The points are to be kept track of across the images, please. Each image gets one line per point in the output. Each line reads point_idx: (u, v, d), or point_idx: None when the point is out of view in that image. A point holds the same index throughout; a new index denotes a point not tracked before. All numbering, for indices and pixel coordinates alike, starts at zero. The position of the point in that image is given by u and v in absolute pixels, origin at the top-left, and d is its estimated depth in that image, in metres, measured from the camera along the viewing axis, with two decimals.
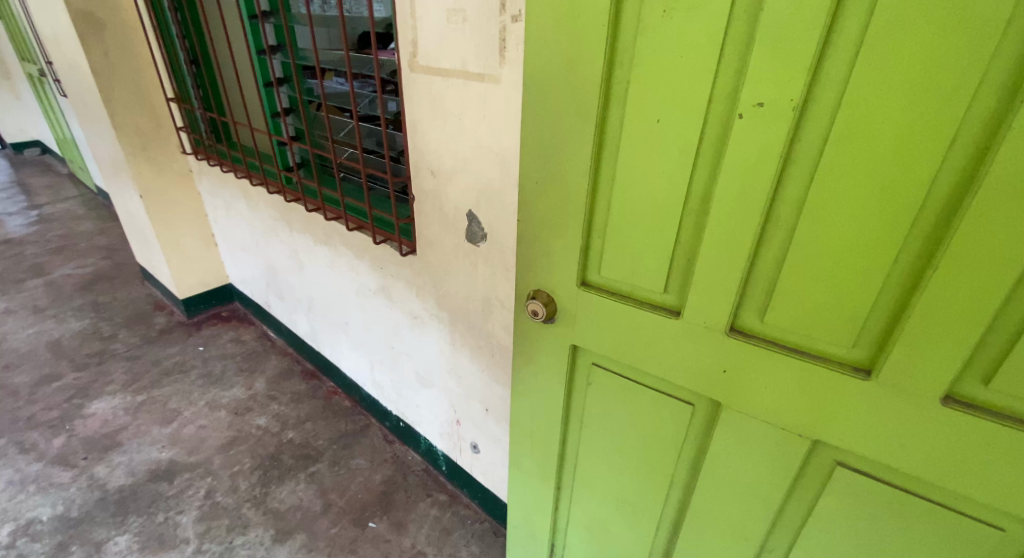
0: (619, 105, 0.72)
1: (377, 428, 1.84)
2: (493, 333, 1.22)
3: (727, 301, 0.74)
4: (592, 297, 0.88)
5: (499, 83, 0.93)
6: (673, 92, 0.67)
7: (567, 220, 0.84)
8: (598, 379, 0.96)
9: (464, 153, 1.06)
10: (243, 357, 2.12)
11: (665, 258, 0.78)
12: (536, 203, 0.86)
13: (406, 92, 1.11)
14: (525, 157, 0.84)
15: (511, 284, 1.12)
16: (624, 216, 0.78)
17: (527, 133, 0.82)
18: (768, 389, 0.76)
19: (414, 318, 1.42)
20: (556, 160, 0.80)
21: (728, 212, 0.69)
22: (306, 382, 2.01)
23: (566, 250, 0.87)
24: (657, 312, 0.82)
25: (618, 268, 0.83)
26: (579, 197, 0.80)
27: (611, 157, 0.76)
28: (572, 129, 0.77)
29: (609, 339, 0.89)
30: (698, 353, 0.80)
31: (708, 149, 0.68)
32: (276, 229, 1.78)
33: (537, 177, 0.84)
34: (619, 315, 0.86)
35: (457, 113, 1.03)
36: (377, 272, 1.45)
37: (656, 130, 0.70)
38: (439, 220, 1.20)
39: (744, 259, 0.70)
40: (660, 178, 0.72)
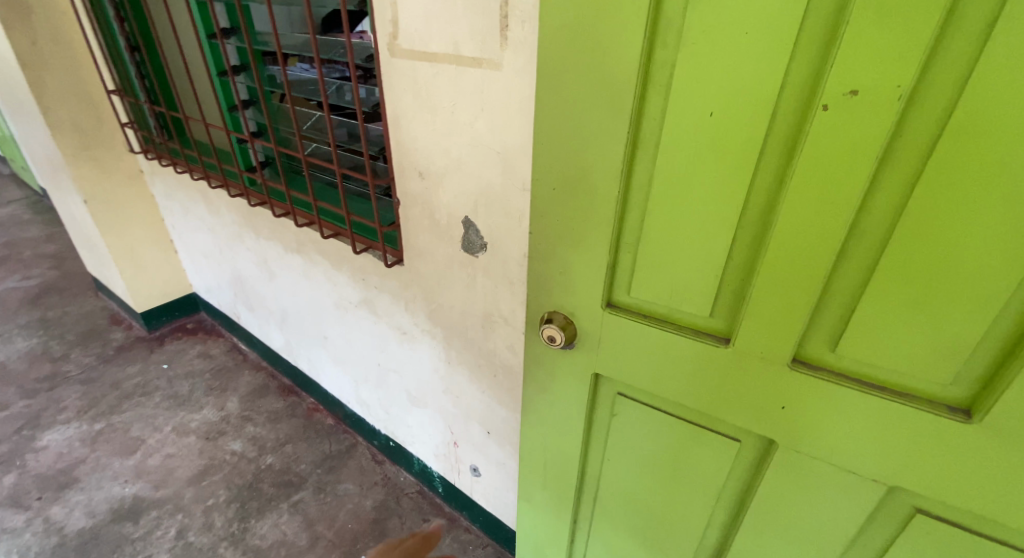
0: (660, 97, 0.59)
1: (364, 447, 1.70)
2: (495, 352, 1.09)
3: (792, 330, 0.62)
4: (621, 321, 0.75)
5: (500, 70, 0.79)
6: (733, 80, 0.53)
7: (591, 234, 0.71)
8: (624, 410, 0.84)
9: (457, 152, 0.91)
10: (212, 374, 1.94)
11: (713, 279, 0.65)
12: (552, 213, 0.73)
13: (386, 82, 0.95)
14: (538, 159, 0.70)
15: (516, 299, 0.98)
16: (662, 230, 0.65)
17: (541, 130, 0.68)
18: (836, 428, 0.65)
19: (403, 333, 1.28)
20: (578, 164, 0.67)
21: (800, 227, 0.56)
22: (283, 400, 1.85)
23: (589, 268, 0.73)
24: (701, 340, 0.70)
25: (654, 289, 0.70)
26: (607, 207, 0.67)
27: (646, 160, 0.63)
28: (599, 126, 0.63)
29: (639, 368, 0.77)
30: (751, 387, 0.69)
31: (774, 150, 0.55)
32: (242, 235, 1.60)
33: (553, 183, 0.70)
34: (653, 341, 0.74)
35: (449, 106, 0.88)
36: (358, 283, 1.30)
37: (708, 126, 0.57)
38: (429, 228, 1.05)
39: (816, 283, 0.58)
40: (711, 185, 0.59)
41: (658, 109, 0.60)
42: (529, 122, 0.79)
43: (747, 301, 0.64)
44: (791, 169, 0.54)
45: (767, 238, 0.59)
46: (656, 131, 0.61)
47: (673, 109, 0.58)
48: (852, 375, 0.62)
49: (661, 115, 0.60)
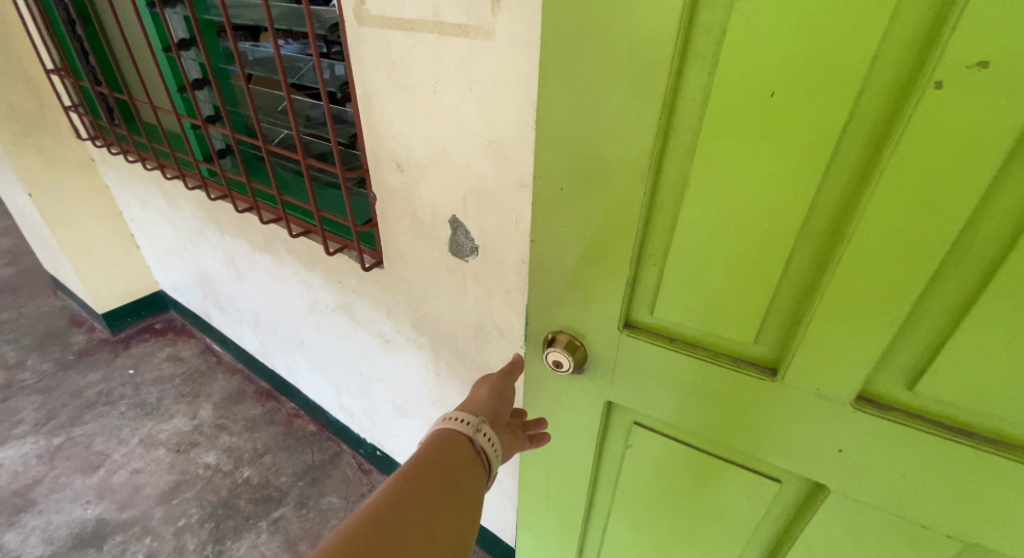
0: (703, 73, 0.46)
1: (350, 456, 1.58)
2: (489, 365, 0.96)
3: (860, 364, 0.50)
4: (641, 344, 0.63)
5: (492, 39, 0.64)
6: (807, 49, 0.41)
7: (606, 244, 0.58)
8: (642, 442, 0.72)
9: (442, 140, 0.78)
10: (183, 379, 1.80)
11: (760, 300, 0.53)
12: (558, 217, 0.60)
13: (354, 56, 0.80)
14: (542, 152, 0.57)
15: (513, 310, 0.85)
16: (699, 241, 0.52)
17: (546, 116, 0.54)
18: (908, 478, 0.54)
19: (386, 341, 1.15)
20: (592, 158, 0.54)
21: (885, 241, 0.44)
22: (261, 405, 1.72)
23: (603, 284, 0.61)
24: (741, 370, 0.58)
25: (684, 310, 0.58)
26: (628, 211, 0.54)
27: (682, 153, 0.50)
28: (621, 110, 0.50)
29: (661, 398, 0.65)
30: (800, 427, 0.57)
31: (854, 142, 0.43)
32: (206, 230, 1.45)
33: (559, 181, 0.57)
34: (680, 370, 0.62)
35: (430, 85, 0.74)
36: (334, 286, 1.16)
37: (767, 110, 0.44)
38: (411, 227, 0.91)
39: (899, 310, 0.46)
40: (767, 186, 0.47)
41: (700, 89, 0.47)
42: (527, 105, 0.66)
43: (804, 329, 0.51)
44: (880, 166, 0.42)
45: (837, 253, 0.47)
46: (697, 115, 0.48)
47: (720, 89, 0.45)
48: (930, 416, 0.51)
49: (703, 96, 0.47)
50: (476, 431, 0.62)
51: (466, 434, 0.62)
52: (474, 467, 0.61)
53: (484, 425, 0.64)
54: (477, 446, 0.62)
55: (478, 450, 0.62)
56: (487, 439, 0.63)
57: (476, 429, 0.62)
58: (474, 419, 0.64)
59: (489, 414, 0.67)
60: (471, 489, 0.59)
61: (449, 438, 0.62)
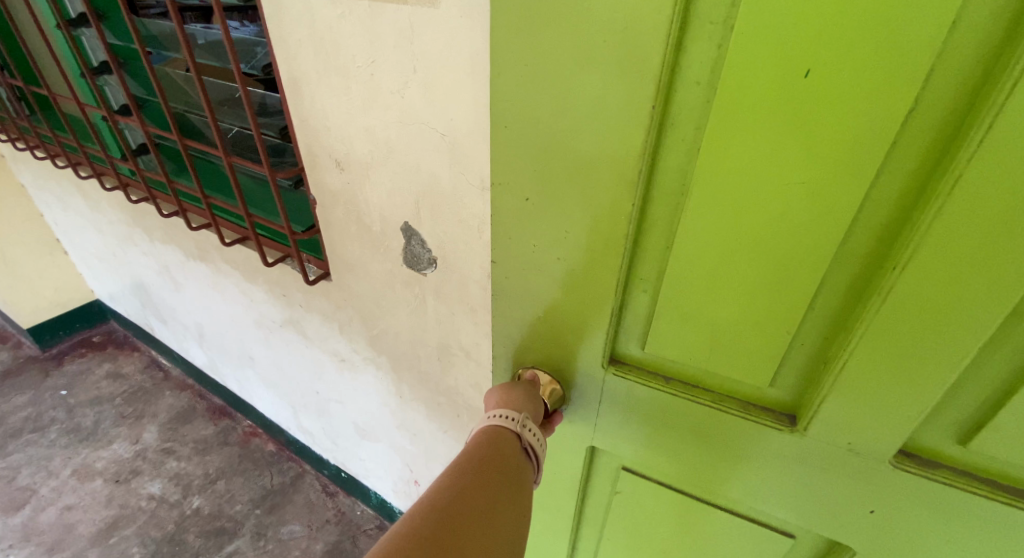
0: (710, 46, 0.34)
1: (313, 477, 1.39)
2: (456, 389, 0.84)
3: (906, 418, 0.40)
4: (629, 383, 0.51)
5: (438, 7, 0.52)
6: (859, 11, 0.29)
7: (586, 267, 0.46)
8: (635, 492, 0.61)
9: (385, 133, 0.64)
10: (125, 398, 1.63)
11: (779, 337, 0.42)
12: (523, 232, 0.48)
13: (275, 33, 0.66)
14: (500, 152, 0.44)
15: (480, 331, 0.73)
16: (703, 266, 0.41)
17: (504, 107, 0.42)
18: (958, 550, 0.44)
19: (341, 360, 1.01)
20: (565, 160, 0.41)
21: (951, 270, 0.33)
22: (213, 425, 1.54)
23: (583, 314, 0.49)
24: (754, 417, 0.47)
25: (683, 347, 0.46)
26: (612, 227, 0.42)
27: (681, 152, 0.38)
28: (601, 97, 0.37)
29: (656, 446, 0.54)
30: (823, 484, 0.47)
31: (915, 138, 0.32)
32: (135, 236, 1.29)
33: (524, 189, 0.45)
34: (676, 414, 0.50)
35: (367, 65, 0.61)
36: (279, 299, 1.02)
37: (798, 96, 0.32)
38: (358, 235, 0.78)
39: (965, 354, 0.35)
40: (795, 197, 0.35)
41: (705, 67, 0.35)
42: (484, 90, 0.53)
43: (835, 375, 0.40)
44: (951, 172, 0.31)
45: (885, 283, 0.35)
46: (701, 102, 0.36)
47: (733, 68, 0.33)
48: (991, 477, 0.40)
49: (710, 78, 0.35)
50: (523, 428, 0.49)
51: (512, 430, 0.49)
52: (524, 467, 0.48)
53: (529, 420, 0.50)
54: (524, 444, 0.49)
55: (526, 448, 0.49)
56: (535, 436, 0.50)
57: (524, 424, 0.49)
58: (517, 413, 0.50)
59: (532, 409, 0.53)
60: (526, 497, 0.46)
61: (493, 440, 0.48)
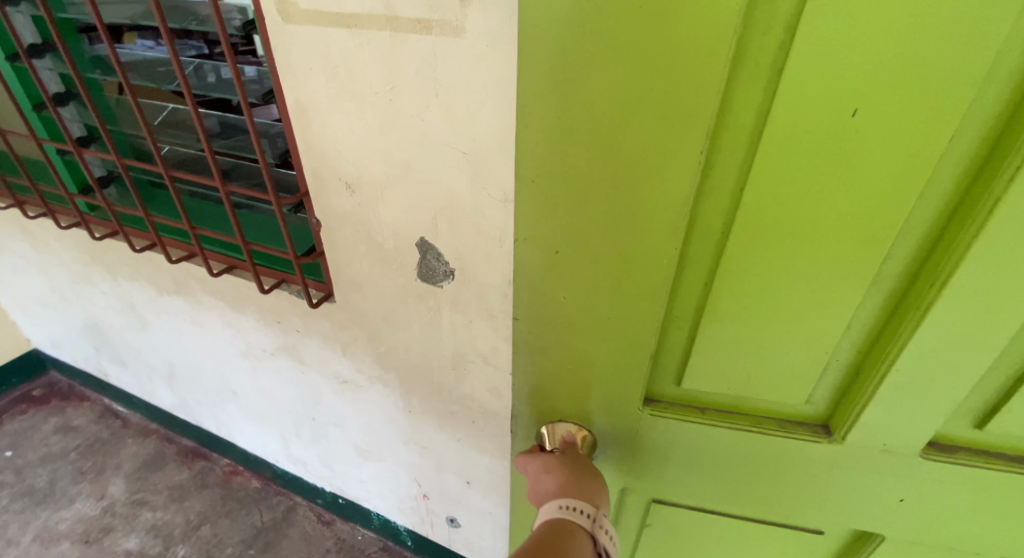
0: (757, 89, 0.37)
1: (306, 508, 1.36)
2: (472, 397, 0.86)
3: (943, 406, 0.46)
4: (668, 420, 0.54)
5: (463, 36, 0.56)
6: (903, 69, 0.33)
7: (625, 310, 0.47)
8: (667, 515, 0.64)
9: (402, 155, 0.67)
10: (81, 453, 1.51)
11: (820, 356, 0.46)
12: (550, 282, 0.48)
13: (282, 59, 0.67)
14: (529, 206, 0.44)
15: (499, 336, 0.77)
16: (750, 299, 0.44)
17: (537, 159, 0.42)
18: (965, 502, 0.52)
19: (342, 382, 1.00)
20: (605, 210, 0.42)
21: (981, 282, 0.38)
22: (187, 469, 1.46)
23: (623, 358, 0.50)
24: (796, 435, 0.52)
25: (724, 378, 0.50)
26: (654, 270, 0.43)
27: (723, 191, 0.41)
28: (643, 148, 0.38)
29: (697, 476, 0.58)
30: (851, 471, 0.52)
31: (946, 174, 0.37)
32: (94, 275, 1.22)
33: (553, 243, 0.46)
34: (719, 443, 0.54)
35: (385, 92, 0.63)
36: (272, 327, 1.01)
37: (845, 133, 0.35)
38: (368, 254, 0.79)
39: (994, 348, 0.41)
40: (842, 227, 0.39)
41: (750, 112, 0.38)
42: (510, 111, 0.58)
43: (876, 382, 0.46)
44: (985, 203, 0.36)
45: (923, 300, 0.41)
46: (745, 145, 0.39)
47: (782, 110, 0.36)
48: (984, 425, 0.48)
49: (755, 123, 0.38)
50: (598, 527, 0.49)
51: (587, 528, 0.49)
52: None
53: (605, 518, 0.51)
54: (599, 545, 0.49)
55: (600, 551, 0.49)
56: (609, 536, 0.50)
57: (599, 523, 0.50)
58: (594, 508, 0.51)
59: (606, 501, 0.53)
60: None
61: (567, 534, 0.48)
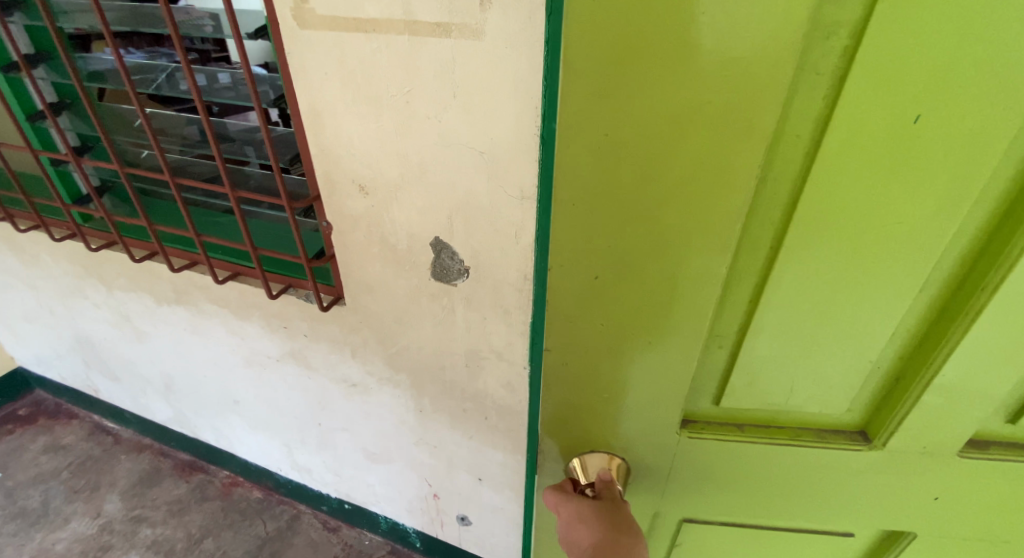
0: (812, 101, 0.35)
1: (310, 516, 1.35)
2: (485, 393, 0.88)
3: (982, 403, 0.46)
4: (707, 442, 0.51)
5: (482, 39, 0.58)
6: (970, 75, 0.32)
7: (671, 335, 0.43)
8: (696, 535, 0.61)
9: (418, 156, 0.69)
10: (73, 471, 1.47)
11: (861, 366, 0.46)
12: (586, 308, 0.44)
13: (296, 64, 0.68)
14: (568, 230, 0.40)
15: (514, 331, 0.78)
16: (799, 313, 0.42)
17: (579, 177, 0.37)
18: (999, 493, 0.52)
19: (351, 386, 1.01)
20: (654, 230, 0.38)
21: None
22: (185, 482, 1.44)
23: (661, 382, 0.47)
24: (836, 446, 0.50)
25: (766, 393, 0.48)
26: (704, 292, 0.40)
27: (774, 204, 0.39)
28: (701, 162, 0.35)
29: (729, 493, 0.56)
30: (889, 473, 0.52)
31: (1000, 177, 0.36)
32: (89, 287, 1.20)
33: (593, 267, 0.41)
34: (758, 459, 0.52)
35: (402, 94, 0.65)
36: (278, 333, 1.00)
37: (904, 139, 0.34)
38: (381, 255, 0.80)
39: None
40: (895, 237, 0.38)
41: (806, 123, 0.35)
42: (528, 111, 0.60)
43: (919, 389, 0.45)
44: None
45: (973, 303, 0.40)
46: (800, 155, 0.37)
47: (844, 118, 0.34)
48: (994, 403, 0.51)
49: (813, 132, 0.36)
50: None
51: None
52: None
53: None
54: None
55: None
56: None
57: None
58: None
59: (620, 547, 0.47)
60: None
61: None
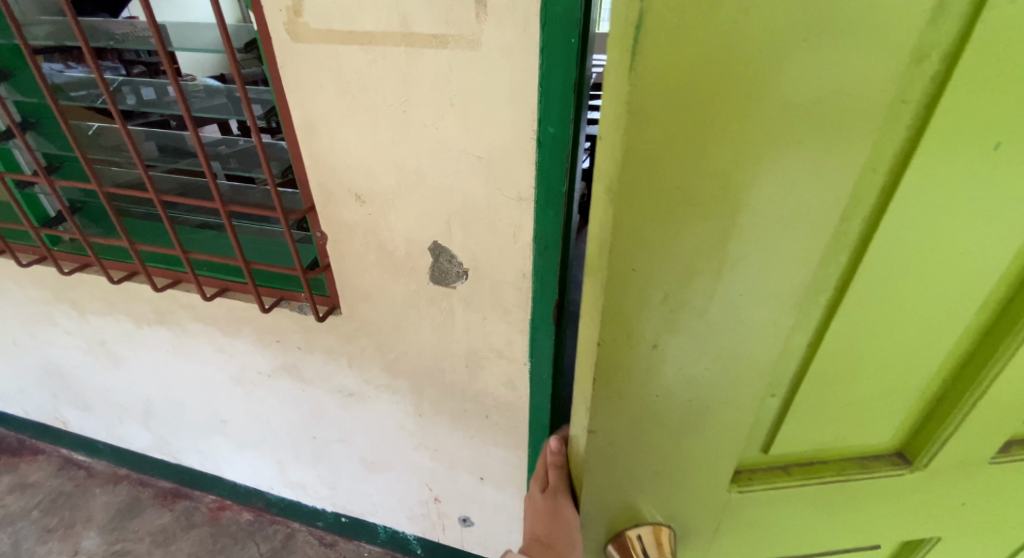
0: (897, 131, 0.31)
1: (305, 533, 1.33)
2: (486, 392, 0.90)
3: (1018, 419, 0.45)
4: (759, 494, 0.48)
5: (478, 49, 0.61)
6: None
7: (726, 387, 0.41)
8: None
9: (415, 163, 0.71)
10: (45, 510, 1.41)
11: (908, 393, 0.43)
12: (642, 349, 0.38)
13: (290, 78, 0.69)
14: (627, 297, 0.35)
15: (514, 329, 0.81)
16: (853, 331, 0.38)
17: (643, 236, 0.33)
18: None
19: (348, 396, 1.01)
20: (719, 285, 0.35)
21: None
22: (168, 511, 1.39)
23: (707, 438, 0.44)
24: (880, 477, 0.48)
25: (813, 431, 0.45)
26: (763, 340, 0.38)
27: (842, 248, 0.35)
28: (776, 209, 0.32)
29: (775, 538, 0.52)
30: (934, 487, 0.49)
31: None
32: (59, 313, 1.16)
33: (651, 335, 0.37)
34: (807, 502, 0.49)
35: (399, 103, 0.67)
36: (269, 348, 1.00)
37: (983, 167, 0.32)
38: (378, 263, 0.82)
39: None
40: (957, 269, 0.36)
41: (887, 155, 0.31)
42: (524, 116, 0.63)
43: (968, 408, 0.43)
44: None
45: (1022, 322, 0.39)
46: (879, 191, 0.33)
47: (930, 143, 0.31)
48: None
49: (892, 168, 0.32)
50: None
51: None
52: None
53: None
54: None
55: None
56: None
57: None
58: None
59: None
60: None
61: None
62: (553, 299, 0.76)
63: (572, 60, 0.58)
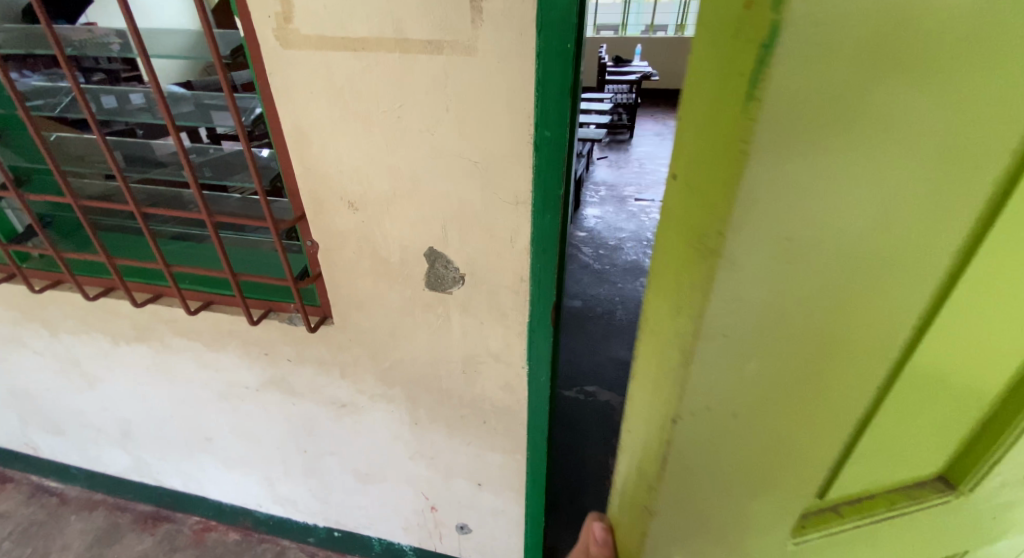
0: None
1: (297, 550, 1.30)
2: (483, 397, 0.90)
3: None
4: (814, 545, 0.41)
5: (474, 54, 0.61)
6: None
7: (799, 441, 0.34)
8: None
9: (410, 168, 0.70)
10: (16, 541, 1.34)
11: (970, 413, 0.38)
12: (729, 414, 0.31)
13: (279, 85, 0.68)
14: (709, 359, 0.28)
15: (511, 333, 0.81)
16: (938, 357, 0.32)
17: (735, 286, 0.25)
18: None
19: (340, 407, 0.99)
20: (815, 335, 0.28)
21: None
22: (150, 535, 1.34)
23: (770, 500, 0.37)
24: (926, 505, 0.43)
25: (871, 472, 0.39)
26: (851, 388, 0.32)
27: (956, 271, 0.28)
28: (894, 238, 0.25)
29: None
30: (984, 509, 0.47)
31: None
32: (29, 333, 1.11)
33: (725, 400, 0.30)
34: (858, 543, 0.43)
35: (394, 109, 0.66)
36: (257, 361, 0.97)
37: None
38: (372, 270, 0.81)
39: None
40: None
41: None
42: (521, 120, 0.63)
43: None
44: None
45: None
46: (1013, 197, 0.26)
47: None
48: None
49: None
50: None
51: None
52: None
53: None
54: None
55: None
56: None
57: None
58: None
59: None
60: None
61: None
62: (551, 301, 0.76)
63: (568, 64, 0.59)
